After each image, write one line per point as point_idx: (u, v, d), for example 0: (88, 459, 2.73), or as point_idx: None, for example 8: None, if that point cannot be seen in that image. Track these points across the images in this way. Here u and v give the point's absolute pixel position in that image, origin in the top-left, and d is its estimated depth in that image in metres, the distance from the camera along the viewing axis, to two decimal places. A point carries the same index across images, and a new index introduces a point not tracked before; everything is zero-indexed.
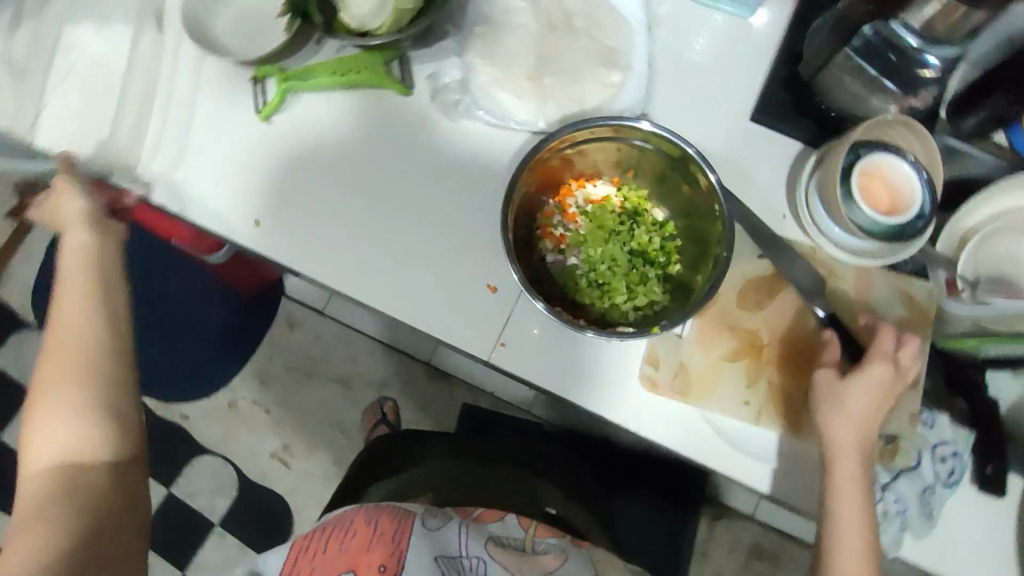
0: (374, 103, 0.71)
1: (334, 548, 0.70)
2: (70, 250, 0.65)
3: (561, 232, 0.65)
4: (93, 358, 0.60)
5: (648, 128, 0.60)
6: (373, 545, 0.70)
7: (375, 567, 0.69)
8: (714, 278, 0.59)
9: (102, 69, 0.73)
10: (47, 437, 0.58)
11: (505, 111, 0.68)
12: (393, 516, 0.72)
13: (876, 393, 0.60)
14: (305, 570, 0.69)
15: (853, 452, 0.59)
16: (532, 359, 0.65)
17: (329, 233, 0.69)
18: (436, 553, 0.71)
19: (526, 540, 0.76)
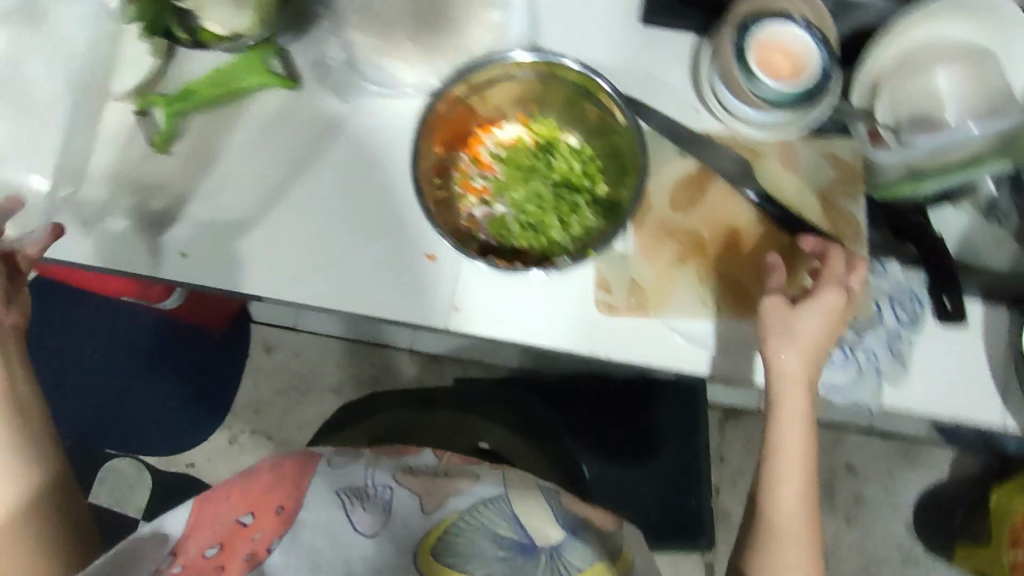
0: (267, 104, 0.69)
1: (235, 490, 0.55)
2: None
3: (481, 183, 0.64)
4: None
5: (526, 56, 0.60)
6: (273, 486, 0.56)
7: (275, 509, 0.55)
8: (639, 186, 0.58)
9: None
10: None
11: (397, 78, 0.67)
12: (295, 464, 0.58)
13: (827, 321, 0.59)
14: (208, 517, 0.53)
15: (800, 387, 0.59)
16: (490, 313, 0.65)
17: (258, 244, 0.67)
18: (337, 484, 0.57)
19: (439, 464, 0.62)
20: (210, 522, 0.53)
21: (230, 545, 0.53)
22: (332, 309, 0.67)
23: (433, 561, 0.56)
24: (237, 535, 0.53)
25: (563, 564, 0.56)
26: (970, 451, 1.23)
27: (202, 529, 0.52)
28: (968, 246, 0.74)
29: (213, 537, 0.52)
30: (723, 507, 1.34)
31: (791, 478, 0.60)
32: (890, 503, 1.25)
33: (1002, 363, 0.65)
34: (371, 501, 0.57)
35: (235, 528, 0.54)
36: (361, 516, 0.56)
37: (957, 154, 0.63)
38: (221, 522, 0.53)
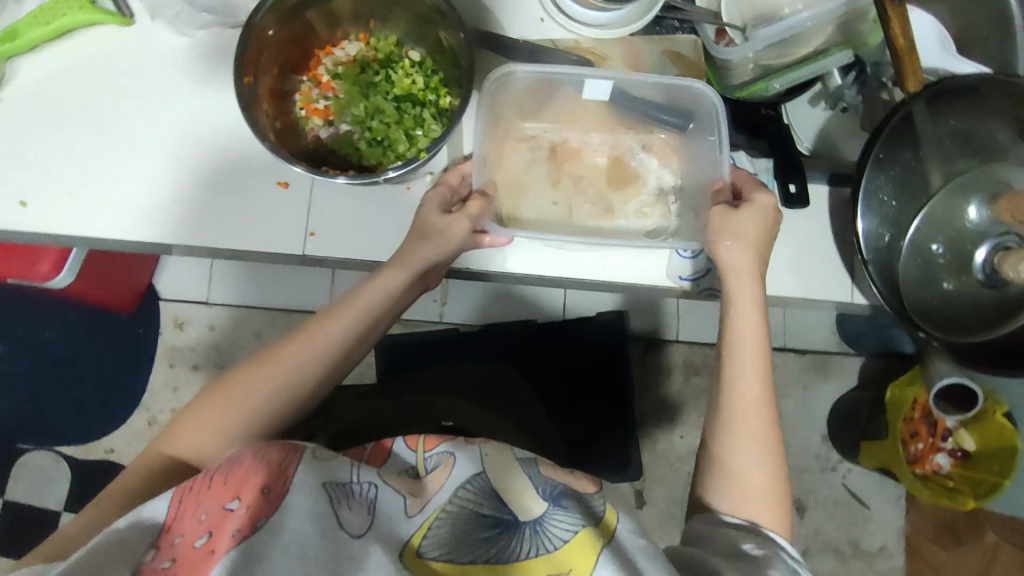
0: (100, 43, 0.66)
1: (217, 479, 0.51)
2: (364, 299, 0.63)
3: (323, 104, 0.63)
4: (333, 352, 0.62)
5: None
6: (253, 472, 0.51)
7: (263, 489, 0.50)
8: (469, 91, 0.58)
9: None
10: (311, 350, 0.61)
11: (232, 6, 0.65)
12: (282, 449, 0.54)
13: (766, 222, 0.61)
14: (191, 507, 0.50)
15: (752, 322, 0.61)
16: (351, 235, 0.65)
17: (104, 189, 0.65)
18: (323, 478, 0.52)
19: (417, 461, 0.61)
20: (190, 514, 0.49)
21: (217, 529, 0.48)
22: (190, 250, 0.66)
23: (420, 561, 0.52)
24: (225, 519, 0.48)
25: (548, 535, 0.55)
26: (875, 356, 1.26)
27: (185, 519, 0.49)
28: (827, 140, 0.75)
29: (199, 526, 0.49)
30: (649, 437, 1.38)
31: (750, 379, 0.60)
32: (808, 416, 1.28)
33: (844, 242, 0.69)
34: (357, 499, 0.53)
35: (222, 514, 0.49)
36: (349, 515, 0.52)
37: (803, 50, 0.67)
38: (207, 511, 0.49)
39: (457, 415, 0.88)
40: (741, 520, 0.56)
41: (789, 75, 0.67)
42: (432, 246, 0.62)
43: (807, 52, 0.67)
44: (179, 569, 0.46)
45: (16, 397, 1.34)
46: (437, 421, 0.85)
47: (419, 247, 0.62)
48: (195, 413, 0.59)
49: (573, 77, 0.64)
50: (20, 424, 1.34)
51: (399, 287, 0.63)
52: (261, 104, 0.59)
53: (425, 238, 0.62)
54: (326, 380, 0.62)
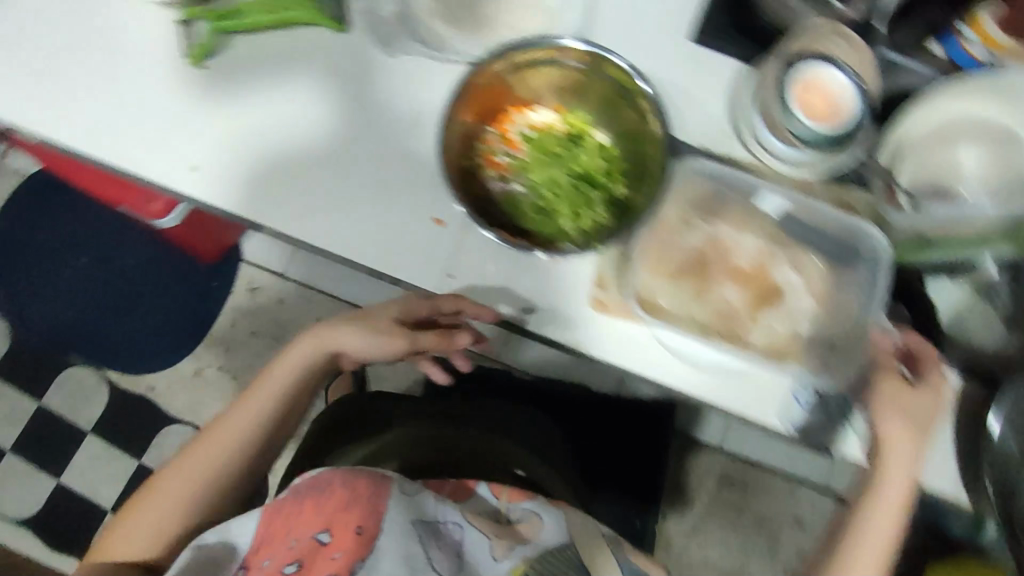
0: (310, 42, 0.69)
1: (309, 509, 0.66)
2: (359, 339, 0.74)
3: (504, 160, 0.64)
4: (283, 386, 0.75)
5: (579, 45, 0.60)
6: (349, 507, 0.66)
7: (352, 530, 0.65)
8: None
9: (16, 12, 0.69)
10: (278, 381, 0.75)
11: (444, 44, 0.68)
12: (369, 480, 0.67)
13: (936, 404, 0.65)
14: (282, 534, 0.66)
15: (901, 494, 0.66)
16: (487, 291, 0.65)
17: (271, 176, 0.67)
18: (411, 516, 0.67)
19: (500, 507, 0.74)
20: (282, 541, 0.65)
21: (308, 560, 0.64)
22: (332, 256, 0.68)
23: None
24: (315, 552, 0.65)
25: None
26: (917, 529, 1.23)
27: (278, 545, 0.65)
28: (960, 328, 0.68)
29: (289, 552, 0.65)
30: (666, 534, 1.35)
31: (870, 556, 0.67)
32: None
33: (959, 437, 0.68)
34: (446, 536, 0.68)
35: (314, 544, 0.65)
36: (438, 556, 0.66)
37: (967, 229, 0.64)
38: (296, 538, 0.65)
39: (527, 465, 0.92)
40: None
41: (950, 249, 0.63)
42: (367, 337, 0.73)
43: (971, 233, 0.64)
44: None
45: (74, 311, 1.35)
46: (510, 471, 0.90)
47: (361, 341, 0.74)
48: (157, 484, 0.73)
49: (754, 181, 0.64)
50: (71, 337, 1.35)
51: (301, 364, 0.75)
52: (447, 151, 0.60)
53: (354, 333, 0.74)
54: (282, 420, 0.76)
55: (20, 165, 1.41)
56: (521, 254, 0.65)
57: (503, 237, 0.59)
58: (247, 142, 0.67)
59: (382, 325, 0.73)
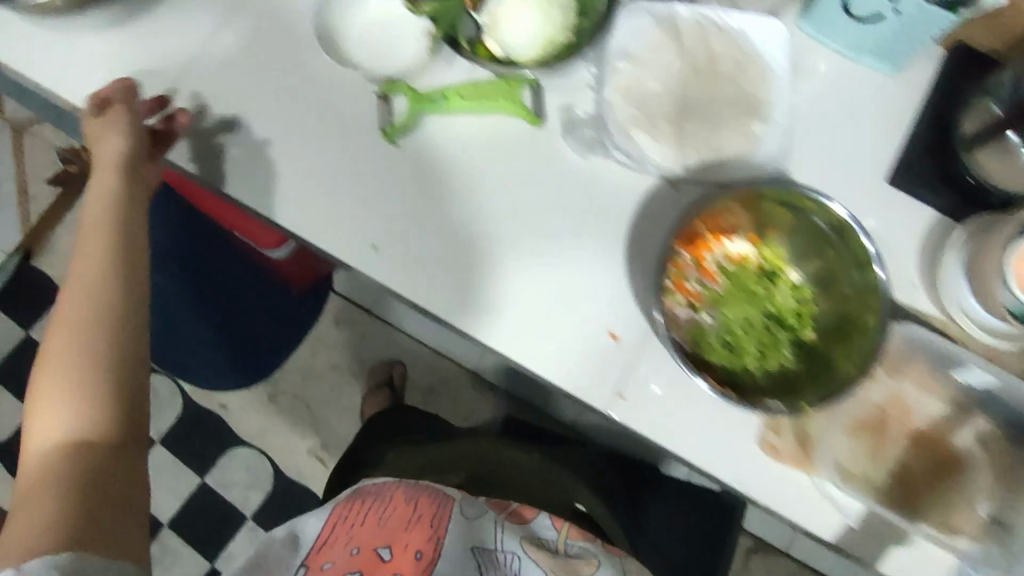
0: (502, 131, 0.68)
1: (372, 518, 0.75)
2: (107, 150, 0.64)
3: (695, 288, 0.61)
4: (104, 215, 0.62)
5: (838, 209, 0.61)
6: (411, 526, 0.75)
7: (413, 555, 0.73)
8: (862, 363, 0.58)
9: (220, 61, 0.69)
10: (99, 213, 0.62)
11: (643, 154, 0.66)
12: (431, 500, 0.77)
13: None
14: (344, 542, 0.74)
15: None
16: (657, 415, 0.63)
17: (448, 264, 0.65)
18: (471, 543, 0.74)
19: (558, 540, 0.77)
20: (344, 548, 0.73)
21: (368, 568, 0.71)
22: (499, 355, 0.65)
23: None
24: (373, 565, 0.72)
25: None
26: None
27: (339, 553, 0.73)
28: None
29: (351, 562, 0.72)
30: None
31: None
32: None
33: None
34: (501, 569, 0.74)
35: (375, 560, 0.72)
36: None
37: None
38: (358, 547, 0.73)
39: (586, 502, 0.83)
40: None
41: None
42: (120, 133, 0.64)
43: None
44: None
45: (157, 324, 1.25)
46: (570, 507, 0.83)
47: (114, 136, 0.64)
48: (32, 415, 0.58)
49: (961, 354, 0.61)
50: None
51: (122, 189, 0.64)
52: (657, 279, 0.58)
53: (108, 135, 0.64)
54: (113, 232, 0.62)
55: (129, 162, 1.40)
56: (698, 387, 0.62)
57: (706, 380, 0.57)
58: (430, 226, 0.66)
59: (114, 133, 0.64)
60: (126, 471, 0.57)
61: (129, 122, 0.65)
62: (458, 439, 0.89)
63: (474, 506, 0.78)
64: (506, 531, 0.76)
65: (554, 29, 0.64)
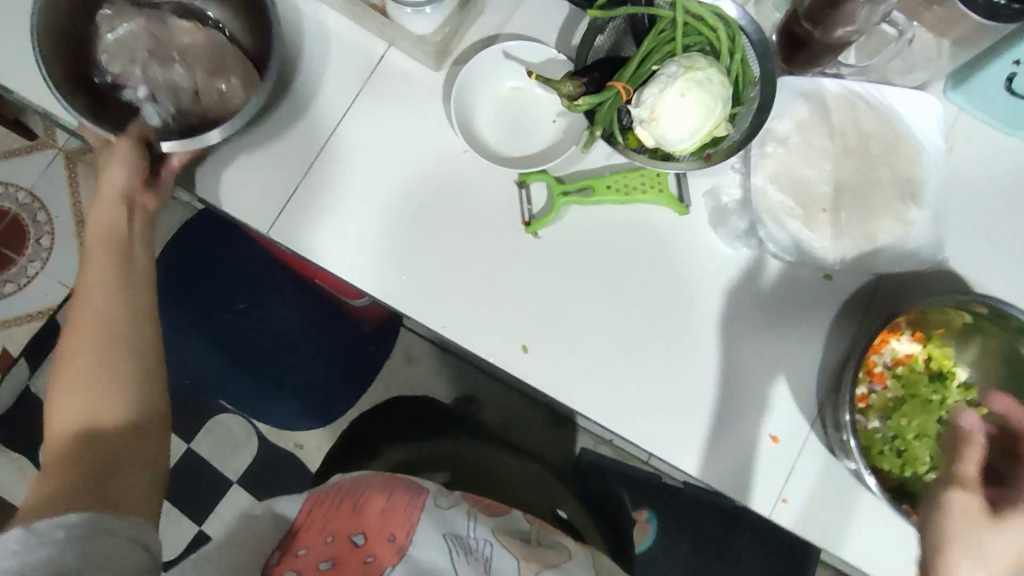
0: (649, 219, 0.65)
1: (349, 509, 0.62)
2: (107, 182, 0.60)
3: (863, 392, 0.60)
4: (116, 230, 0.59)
5: None
6: (387, 513, 0.62)
7: (387, 538, 0.60)
8: None
9: (346, 148, 0.67)
10: (99, 237, 0.59)
11: (800, 246, 0.63)
12: (406, 496, 0.64)
13: None
14: (317, 528, 0.61)
15: None
16: (818, 517, 0.62)
17: (600, 364, 0.64)
18: (443, 529, 0.62)
19: (531, 533, 0.68)
20: (319, 534, 0.60)
21: (342, 559, 0.59)
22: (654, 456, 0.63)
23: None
24: (349, 554, 0.59)
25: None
26: None
27: (313, 537, 0.60)
28: None
29: (326, 547, 0.59)
30: None
31: None
32: None
33: None
34: (473, 555, 0.61)
35: (349, 545, 0.60)
36: (464, 566, 0.60)
37: None
38: (333, 535, 0.60)
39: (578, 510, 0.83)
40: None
41: None
42: (125, 161, 0.59)
43: None
44: None
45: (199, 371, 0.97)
46: (552, 509, 0.83)
47: (112, 168, 0.60)
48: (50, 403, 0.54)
49: None
50: None
51: (122, 221, 0.60)
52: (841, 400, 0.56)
53: (110, 168, 0.59)
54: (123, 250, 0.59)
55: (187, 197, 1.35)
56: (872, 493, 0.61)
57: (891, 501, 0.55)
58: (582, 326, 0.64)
59: (115, 164, 0.59)
60: (151, 446, 0.55)
61: (132, 153, 0.60)
62: (448, 437, 0.89)
63: (450, 499, 0.66)
64: (481, 527, 0.64)
65: (716, 123, 0.60)
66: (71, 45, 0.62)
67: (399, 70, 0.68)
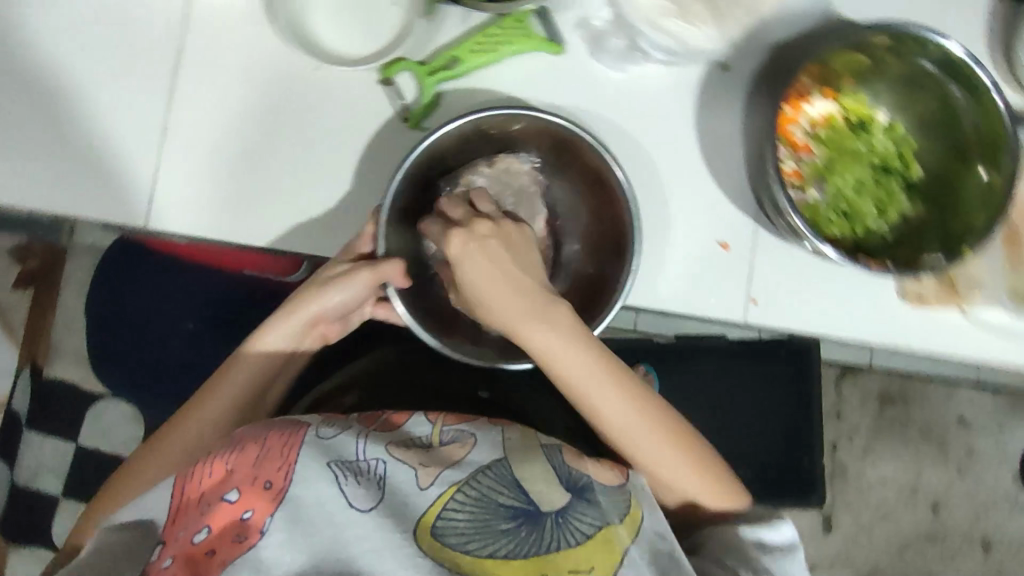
0: (525, 72, 0.61)
1: (219, 467, 0.47)
2: (325, 300, 0.60)
3: (795, 167, 0.57)
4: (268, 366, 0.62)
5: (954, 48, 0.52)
6: (263, 460, 0.47)
7: (261, 485, 0.46)
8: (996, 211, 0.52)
9: (190, 110, 0.61)
10: (244, 363, 0.62)
11: (683, 44, 0.58)
12: (280, 433, 0.50)
13: None
14: (192, 501, 0.46)
15: None
16: (794, 306, 0.60)
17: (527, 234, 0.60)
18: (329, 457, 0.48)
19: (432, 433, 0.54)
20: (193, 509, 0.46)
21: (220, 527, 0.44)
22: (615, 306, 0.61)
23: (437, 543, 0.45)
24: (227, 516, 0.45)
25: (569, 528, 0.48)
26: None
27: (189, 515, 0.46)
28: None
29: (201, 521, 0.45)
30: (839, 463, 1.19)
31: None
32: (1001, 457, 1.20)
33: None
34: (367, 475, 0.48)
35: (223, 508, 0.45)
36: (357, 489, 0.46)
37: None
38: (206, 504, 0.46)
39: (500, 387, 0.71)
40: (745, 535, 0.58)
41: None
42: (340, 293, 0.59)
43: None
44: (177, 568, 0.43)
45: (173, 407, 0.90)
46: (472, 393, 0.70)
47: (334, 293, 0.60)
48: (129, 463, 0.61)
49: None
50: None
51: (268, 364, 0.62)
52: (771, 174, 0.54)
53: (335, 289, 0.59)
54: (254, 392, 0.62)
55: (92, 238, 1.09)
56: (839, 264, 0.59)
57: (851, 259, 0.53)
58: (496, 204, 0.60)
59: (335, 290, 0.59)
60: None
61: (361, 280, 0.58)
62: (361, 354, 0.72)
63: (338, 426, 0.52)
64: (370, 441, 0.50)
65: None
66: (470, 149, 0.61)
67: (212, 8, 0.61)
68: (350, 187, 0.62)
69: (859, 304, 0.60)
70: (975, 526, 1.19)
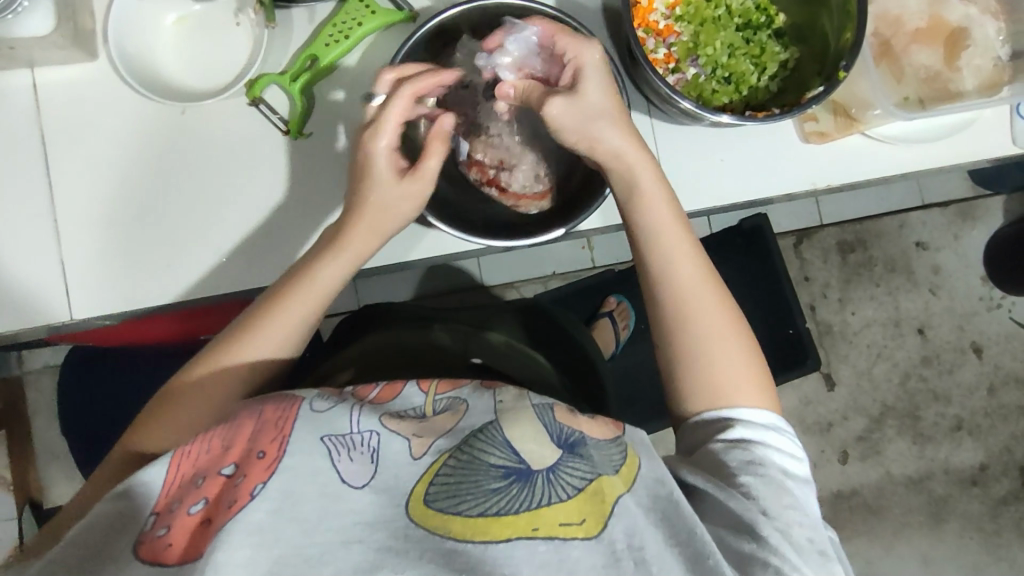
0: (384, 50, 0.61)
1: (217, 441, 0.42)
2: (375, 222, 0.54)
3: (665, 52, 0.58)
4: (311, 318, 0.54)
5: None
6: (257, 431, 0.42)
7: (256, 457, 0.41)
8: (856, 27, 0.53)
9: (73, 191, 0.59)
10: (288, 316, 0.52)
11: None
12: (276, 402, 0.44)
13: None
14: (187, 476, 0.42)
15: None
16: (709, 179, 0.61)
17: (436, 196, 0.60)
18: (321, 431, 0.42)
19: (425, 404, 0.47)
20: (189, 482, 0.41)
21: (217, 496, 0.40)
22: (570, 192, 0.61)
23: (433, 515, 0.40)
24: (224, 484, 0.41)
25: (559, 483, 0.41)
26: (1015, 193, 1.23)
27: (184, 488, 0.41)
28: None
29: (196, 491, 0.41)
30: (822, 321, 1.21)
31: None
32: (964, 264, 1.23)
33: None
34: (358, 455, 0.42)
35: (219, 478, 0.41)
36: (349, 466, 0.41)
37: None
38: (204, 475, 0.42)
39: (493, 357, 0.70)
40: (729, 418, 0.49)
41: None
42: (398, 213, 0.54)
43: None
44: (178, 541, 0.39)
45: None
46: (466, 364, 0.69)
47: (391, 214, 0.54)
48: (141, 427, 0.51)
49: None
50: None
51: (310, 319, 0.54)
52: (648, 67, 0.54)
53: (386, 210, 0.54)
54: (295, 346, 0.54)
55: (43, 359, 1.06)
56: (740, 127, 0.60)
57: (745, 116, 0.54)
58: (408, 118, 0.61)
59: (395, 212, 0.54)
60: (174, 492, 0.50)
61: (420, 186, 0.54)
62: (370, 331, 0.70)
63: (333, 397, 0.45)
64: (364, 409, 0.44)
65: None
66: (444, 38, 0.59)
67: (62, 89, 0.59)
68: (256, 212, 0.61)
69: (765, 157, 0.62)
70: (961, 335, 1.23)
